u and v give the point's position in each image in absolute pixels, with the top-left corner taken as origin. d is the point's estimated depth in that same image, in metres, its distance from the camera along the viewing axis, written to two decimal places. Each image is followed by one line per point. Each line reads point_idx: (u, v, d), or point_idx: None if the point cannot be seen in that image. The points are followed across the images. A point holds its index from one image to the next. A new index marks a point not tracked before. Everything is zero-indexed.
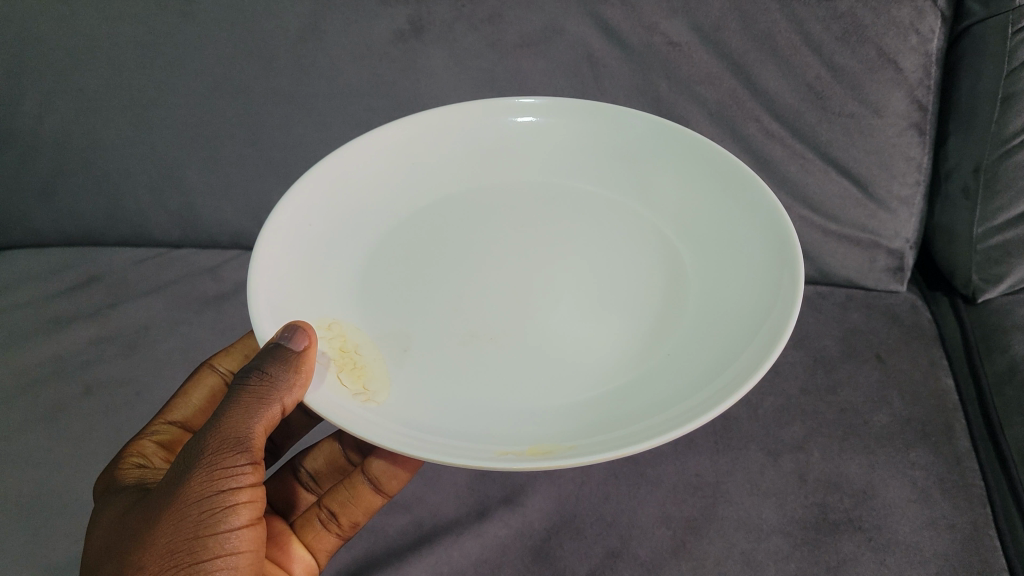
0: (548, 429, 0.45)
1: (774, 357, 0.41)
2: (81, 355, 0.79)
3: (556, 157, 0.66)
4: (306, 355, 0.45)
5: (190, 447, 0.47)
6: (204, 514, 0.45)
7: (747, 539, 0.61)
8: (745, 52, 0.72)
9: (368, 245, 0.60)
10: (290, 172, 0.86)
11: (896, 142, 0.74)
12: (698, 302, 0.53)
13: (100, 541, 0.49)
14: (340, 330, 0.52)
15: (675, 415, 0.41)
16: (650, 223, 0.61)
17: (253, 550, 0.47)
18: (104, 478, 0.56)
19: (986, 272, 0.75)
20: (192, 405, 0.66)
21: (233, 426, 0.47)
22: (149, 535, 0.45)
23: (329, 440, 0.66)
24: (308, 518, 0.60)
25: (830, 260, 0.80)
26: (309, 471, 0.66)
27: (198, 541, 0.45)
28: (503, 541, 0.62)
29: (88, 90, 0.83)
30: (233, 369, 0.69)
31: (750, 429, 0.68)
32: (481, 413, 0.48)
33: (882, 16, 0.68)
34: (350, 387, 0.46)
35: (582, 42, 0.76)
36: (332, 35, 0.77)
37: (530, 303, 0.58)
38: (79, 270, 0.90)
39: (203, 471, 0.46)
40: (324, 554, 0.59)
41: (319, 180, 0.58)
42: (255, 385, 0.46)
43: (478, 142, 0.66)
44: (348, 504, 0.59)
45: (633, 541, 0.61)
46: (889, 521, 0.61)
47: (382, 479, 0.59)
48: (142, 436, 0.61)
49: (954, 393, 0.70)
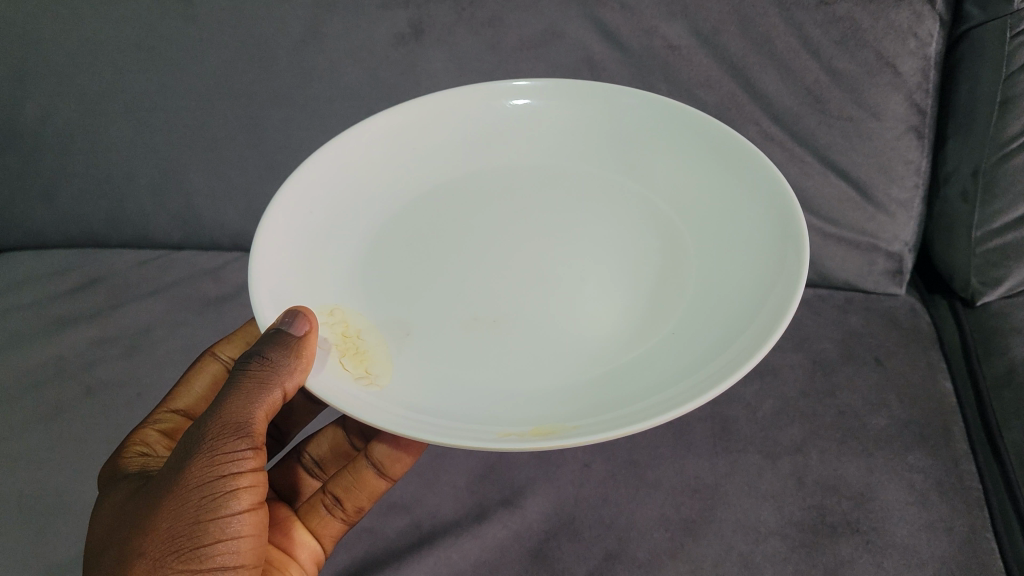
0: (549, 410, 0.45)
1: (777, 335, 0.41)
2: (83, 357, 0.80)
3: (556, 140, 0.67)
4: (306, 341, 0.45)
5: (191, 431, 0.48)
6: (204, 499, 0.46)
7: (746, 541, 0.61)
8: (743, 56, 0.73)
9: (369, 233, 0.60)
10: (282, 169, 0.86)
11: (895, 145, 0.74)
12: (698, 282, 0.53)
13: (103, 527, 0.50)
14: (341, 317, 0.52)
15: (676, 395, 0.41)
16: (650, 203, 0.62)
17: (254, 534, 0.47)
18: (107, 467, 0.57)
19: (985, 275, 0.75)
20: (196, 392, 0.66)
21: (234, 411, 0.47)
22: (152, 520, 0.46)
23: (333, 426, 0.66)
24: (314, 504, 0.61)
25: (830, 263, 0.80)
26: (314, 457, 0.66)
27: (199, 525, 0.45)
28: (500, 542, 0.62)
29: (90, 93, 0.84)
30: (234, 355, 0.69)
31: (748, 432, 0.69)
32: (483, 395, 0.48)
33: (880, 20, 0.69)
34: (352, 372, 0.46)
35: (582, 45, 0.76)
36: (333, 38, 0.78)
37: (531, 286, 0.58)
38: (80, 272, 0.90)
39: (203, 456, 0.46)
40: (330, 539, 0.59)
41: (319, 170, 0.59)
42: (255, 370, 0.47)
43: (477, 128, 0.66)
44: (352, 489, 0.59)
45: (631, 543, 0.61)
46: (887, 524, 0.61)
47: (386, 462, 0.59)
48: (146, 424, 0.62)
49: (952, 397, 0.70)
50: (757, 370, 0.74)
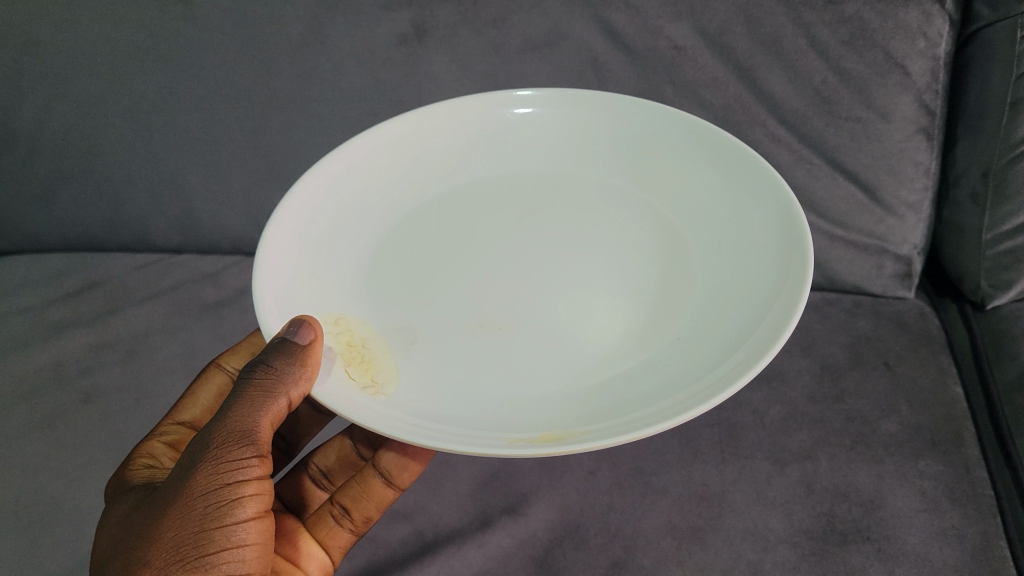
0: (558, 415, 0.44)
1: (787, 337, 0.40)
2: (81, 361, 0.79)
3: (556, 147, 0.66)
4: (311, 350, 0.44)
5: (195, 441, 0.47)
6: (209, 508, 0.45)
7: (754, 550, 0.60)
8: (751, 56, 0.72)
9: (371, 242, 0.59)
10: (287, 175, 0.85)
11: (904, 146, 0.73)
12: (704, 284, 0.52)
13: (108, 539, 0.48)
14: (347, 326, 0.51)
15: (685, 398, 0.40)
16: (653, 209, 0.61)
17: (261, 543, 0.46)
18: (114, 479, 0.56)
19: (994, 279, 0.74)
20: (201, 405, 0.65)
21: (240, 419, 0.46)
22: (159, 531, 0.45)
23: (339, 436, 0.65)
24: (322, 515, 0.60)
25: (838, 267, 0.79)
26: (321, 468, 0.65)
27: (204, 534, 0.44)
28: (504, 551, 0.61)
29: (88, 94, 0.83)
30: (240, 366, 0.67)
31: (756, 438, 0.67)
32: (490, 401, 0.47)
33: (889, 20, 0.67)
34: (358, 381, 0.45)
35: (586, 46, 0.75)
36: (334, 39, 0.77)
37: (535, 291, 0.57)
38: (79, 276, 0.89)
39: (209, 465, 0.45)
40: (339, 550, 0.58)
41: (322, 179, 0.58)
42: (260, 379, 0.46)
43: (477, 135, 0.65)
44: (359, 499, 0.58)
45: (638, 551, 0.60)
46: (898, 531, 0.60)
47: (393, 471, 0.58)
48: (151, 437, 0.61)
49: (962, 402, 0.69)
50: (765, 375, 0.73)
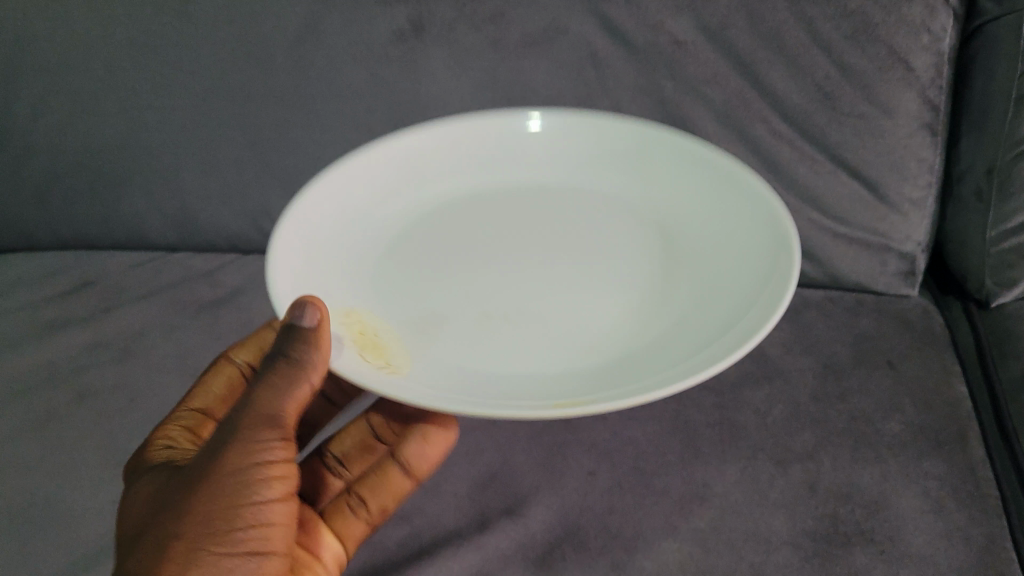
0: (563, 390, 0.44)
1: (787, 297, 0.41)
2: (74, 361, 0.78)
3: (551, 157, 0.67)
4: (321, 330, 0.45)
5: (223, 421, 0.50)
6: (236, 485, 0.48)
7: (756, 552, 0.59)
8: (752, 51, 0.71)
9: (379, 248, 0.59)
10: (282, 173, 0.84)
11: (907, 143, 0.72)
12: (705, 271, 0.52)
13: (134, 513, 0.51)
14: (360, 320, 0.51)
15: (691, 378, 0.40)
16: (647, 209, 0.62)
17: (285, 523, 0.51)
18: (133, 459, 0.58)
19: (999, 277, 0.73)
20: (213, 394, 0.65)
21: (267, 402, 0.49)
22: (187, 503, 0.48)
23: (358, 425, 0.68)
24: (340, 504, 0.64)
25: (839, 264, 0.78)
26: (337, 456, 0.67)
27: (232, 509, 0.48)
28: (503, 553, 0.60)
29: (83, 89, 0.82)
30: (251, 360, 0.67)
31: (759, 438, 0.67)
32: (496, 380, 0.47)
33: (893, 15, 0.67)
34: (374, 363, 0.45)
35: (585, 41, 0.74)
36: (331, 36, 0.76)
37: (541, 281, 0.57)
38: (74, 274, 0.88)
39: (237, 444, 0.48)
40: (354, 542, 0.61)
41: (324, 188, 0.59)
42: (283, 367, 0.49)
43: (475, 147, 0.67)
44: (378, 490, 0.62)
45: (639, 553, 0.59)
46: (902, 534, 0.59)
47: (411, 463, 0.62)
48: (165, 422, 0.61)
49: (967, 402, 0.68)
50: (766, 374, 0.72)
